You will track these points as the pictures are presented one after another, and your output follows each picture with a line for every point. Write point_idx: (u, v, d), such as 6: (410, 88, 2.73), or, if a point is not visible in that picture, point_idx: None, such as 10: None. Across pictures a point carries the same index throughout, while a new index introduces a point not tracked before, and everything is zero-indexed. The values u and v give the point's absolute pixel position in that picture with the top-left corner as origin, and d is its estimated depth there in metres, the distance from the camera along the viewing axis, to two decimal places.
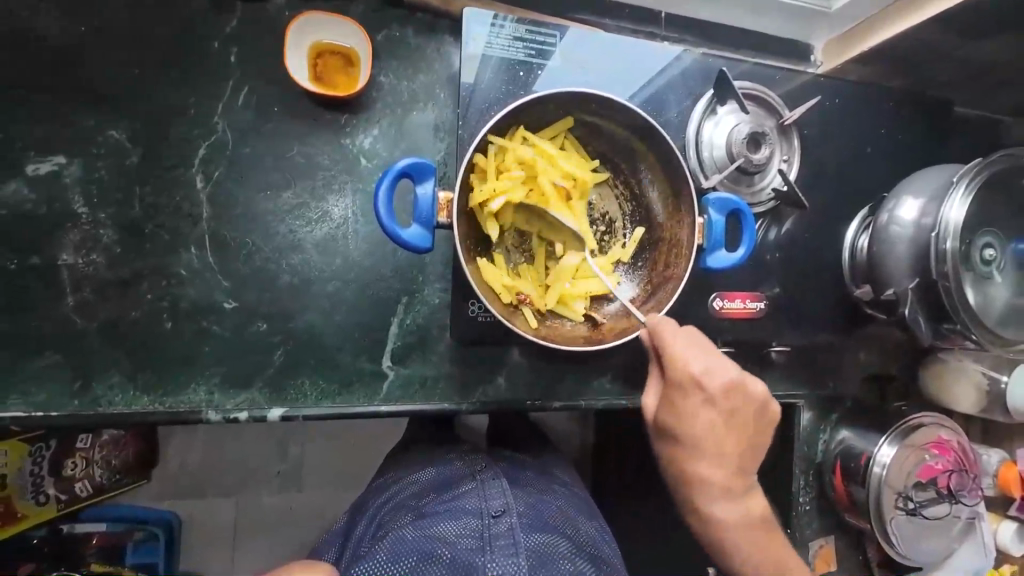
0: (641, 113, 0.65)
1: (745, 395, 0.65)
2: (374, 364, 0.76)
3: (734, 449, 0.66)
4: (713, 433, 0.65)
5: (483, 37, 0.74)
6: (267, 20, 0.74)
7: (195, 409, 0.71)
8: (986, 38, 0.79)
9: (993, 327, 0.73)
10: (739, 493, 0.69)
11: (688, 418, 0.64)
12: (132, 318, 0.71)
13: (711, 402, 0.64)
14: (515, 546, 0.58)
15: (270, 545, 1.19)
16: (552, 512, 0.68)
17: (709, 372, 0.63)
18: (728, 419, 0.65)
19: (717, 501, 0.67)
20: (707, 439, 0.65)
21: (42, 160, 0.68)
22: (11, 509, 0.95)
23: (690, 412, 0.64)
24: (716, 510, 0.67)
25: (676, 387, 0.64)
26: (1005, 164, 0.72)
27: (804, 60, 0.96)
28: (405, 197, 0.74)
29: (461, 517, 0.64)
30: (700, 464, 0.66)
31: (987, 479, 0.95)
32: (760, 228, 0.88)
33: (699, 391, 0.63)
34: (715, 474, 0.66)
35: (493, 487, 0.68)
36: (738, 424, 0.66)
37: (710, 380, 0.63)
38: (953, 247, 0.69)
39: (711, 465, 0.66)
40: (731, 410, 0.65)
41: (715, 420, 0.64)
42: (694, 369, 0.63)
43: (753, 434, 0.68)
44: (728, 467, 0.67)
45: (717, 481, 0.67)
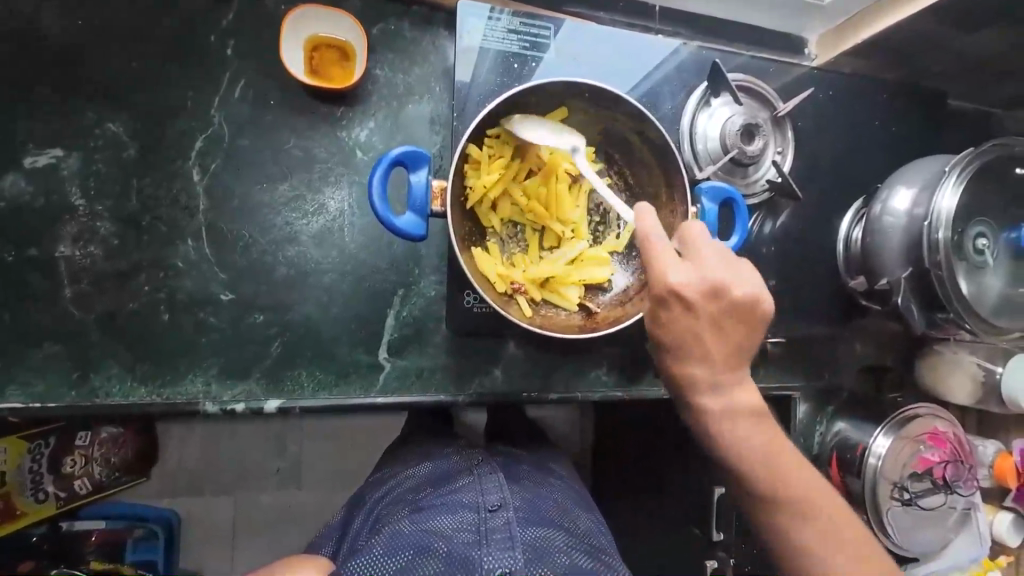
0: (634, 104, 0.65)
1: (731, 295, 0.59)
2: (371, 356, 0.77)
3: (724, 351, 0.61)
4: (697, 335, 0.60)
5: (477, 30, 0.75)
6: (263, 14, 0.75)
7: (192, 401, 0.71)
8: (978, 29, 0.79)
9: (986, 316, 0.73)
10: (735, 396, 0.62)
11: (669, 322, 0.60)
12: (130, 309, 0.71)
13: (697, 311, 0.59)
14: (511, 539, 0.58)
15: (269, 542, 1.20)
16: (549, 506, 0.68)
17: (686, 274, 0.58)
18: (714, 322, 0.59)
19: (710, 402, 0.62)
20: (692, 343, 0.60)
21: (40, 153, 0.69)
22: (10, 507, 0.95)
23: (669, 317, 0.60)
24: (710, 412, 0.62)
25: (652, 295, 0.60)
26: (997, 153, 0.72)
27: (798, 54, 0.97)
28: (399, 181, 0.74)
29: (458, 511, 0.64)
30: (687, 365, 0.61)
31: (983, 470, 0.95)
32: (756, 220, 0.88)
33: (676, 297, 0.59)
34: (704, 374, 0.61)
35: (490, 482, 0.69)
36: (726, 325, 0.60)
37: (688, 283, 0.58)
38: (945, 237, 0.69)
39: (699, 368, 0.61)
40: (716, 313, 0.59)
41: (701, 324, 0.59)
42: (670, 276, 0.58)
43: (749, 334, 0.61)
44: (720, 368, 0.61)
45: (706, 381, 0.61)
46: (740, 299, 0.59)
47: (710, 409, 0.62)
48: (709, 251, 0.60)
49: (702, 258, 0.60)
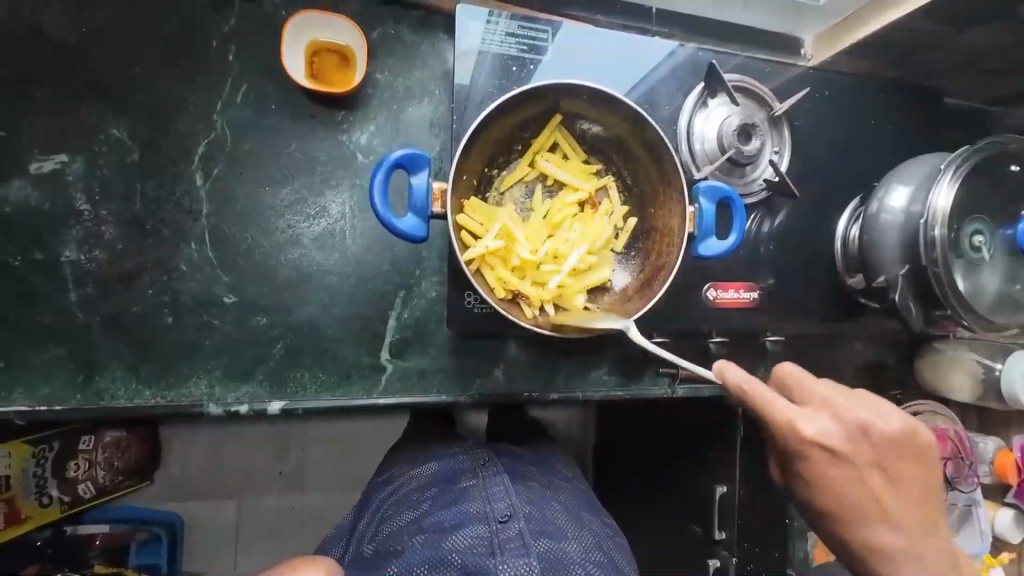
0: (629, 104, 0.66)
1: (881, 436, 0.64)
2: (373, 357, 0.77)
3: (900, 504, 0.64)
4: (865, 490, 0.64)
5: (476, 33, 0.75)
6: (265, 19, 0.75)
7: (196, 403, 0.72)
8: (971, 28, 0.80)
9: (984, 313, 0.74)
10: (931, 556, 0.64)
11: (828, 481, 0.64)
12: (134, 312, 0.72)
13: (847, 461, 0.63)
14: (525, 549, 0.59)
15: (273, 545, 1.20)
16: (557, 510, 0.69)
17: (829, 429, 0.63)
18: (877, 471, 0.64)
19: (913, 573, 0.63)
20: (861, 499, 0.64)
21: (45, 159, 0.70)
22: (13, 511, 0.96)
23: (823, 472, 0.64)
24: (897, 559, 0.64)
25: (805, 457, 0.64)
26: (991, 151, 0.73)
27: (793, 53, 0.97)
28: (398, 186, 0.75)
29: (468, 523, 0.63)
30: (865, 526, 0.65)
31: (985, 468, 0.96)
32: (754, 220, 0.89)
33: (828, 454, 0.63)
34: (892, 536, 0.64)
35: (496, 487, 0.68)
36: (892, 472, 0.64)
37: (832, 436, 0.63)
38: (941, 234, 0.70)
39: (885, 529, 0.64)
40: (873, 461, 0.64)
41: (865, 474, 0.64)
42: (808, 433, 0.63)
43: (909, 482, 0.65)
44: (904, 526, 0.64)
45: (882, 529, 0.64)
46: (895, 438, 0.64)
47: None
48: (827, 390, 0.66)
49: (823, 404, 0.65)
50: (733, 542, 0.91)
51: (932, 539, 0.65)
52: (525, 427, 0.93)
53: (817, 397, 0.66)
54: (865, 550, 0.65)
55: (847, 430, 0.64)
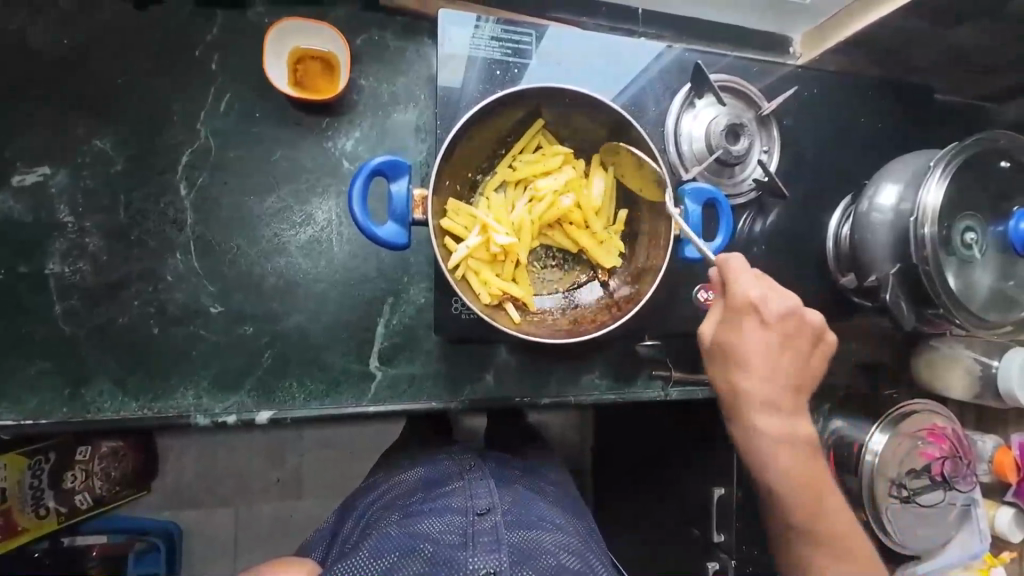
0: (608, 104, 0.66)
1: (802, 321, 0.67)
2: (362, 364, 0.77)
3: (784, 375, 0.67)
4: (769, 355, 0.66)
5: (460, 39, 0.75)
6: (248, 27, 0.75)
7: (183, 413, 0.71)
8: (958, 24, 0.80)
9: (976, 311, 0.73)
10: (790, 420, 0.68)
11: (739, 335, 0.67)
12: (120, 323, 0.71)
13: (766, 328, 0.66)
14: (497, 543, 0.58)
15: (268, 555, 1.19)
16: (539, 511, 0.68)
17: (770, 298, 0.66)
18: (781, 346, 0.67)
19: (767, 424, 0.67)
20: (757, 362, 0.66)
21: (29, 171, 0.70)
22: (10, 523, 0.93)
23: (741, 330, 0.66)
24: (763, 425, 0.67)
25: (731, 310, 0.67)
26: (979, 148, 0.73)
27: (783, 52, 0.97)
28: (381, 193, 0.74)
29: (446, 514, 0.63)
30: (749, 379, 0.67)
31: (983, 466, 0.95)
32: (745, 220, 0.88)
33: (756, 314, 0.66)
34: (763, 392, 0.67)
35: (480, 487, 0.69)
36: (793, 352, 0.68)
37: (767, 305, 0.65)
38: (931, 232, 0.70)
39: (758, 387, 0.67)
40: (781, 335, 0.67)
41: (770, 346, 0.66)
42: (753, 291, 0.65)
43: (802, 367, 0.68)
44: (782, 391, 0.67)
45: (763, 395, 0.67)
46: (809, 327, 0.68)
47: (762, 427, 0.67)
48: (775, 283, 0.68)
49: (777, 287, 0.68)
50: (732, 544, 0.90)
51: (799, 410, 0.68)
52: (519, 432, 0.93)
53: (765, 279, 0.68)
54: (738, 399, 0.68)
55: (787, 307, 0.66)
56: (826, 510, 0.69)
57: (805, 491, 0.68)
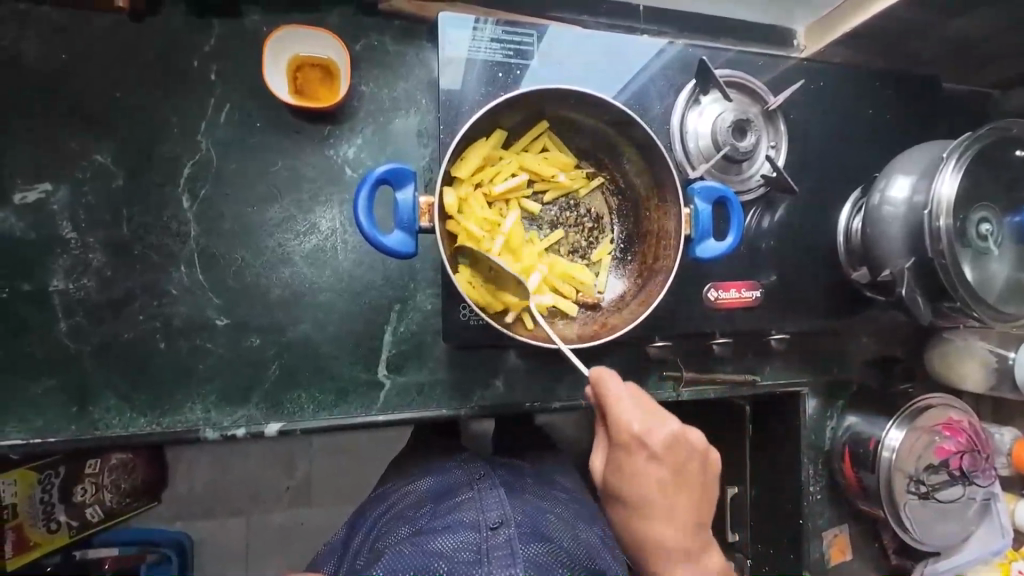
0: (621, 108, 0.64)
1: (688, 447, 0.63)
2: (370, 373, 0.76)
3: (686, 512, 0.64)
4: (661, 493, 0.63)
5: (459, 40, 0.74)
6: (246, 35, 0.75)
7: (192, 428, 0.71)
8: (966, 13, 0.78)
9: (993, 303, 0.72)
10: (697, 553, 0.65)
11: (632, 479, 0.63)
12: (126, 339, 0.71)
13: (658, 461, 0.62)
14: (513, 558, 0.57)
15: (281, 564, 1.19)
16: (552, 521, 0.66)
17: (652, 429, 0.62)
18: (675, 480, 0.63)
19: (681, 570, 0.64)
20: (657, 503, 0.63)
21: (30, 188, 0.69)
22: (22, 537, 0.98)
23: (630, 473, 0.63)
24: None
25: (620, 453, 0.63)
26: (993, 138, 0.71)
27: (785, 45, 0.95)
28: (386, 200, 0.74)
29: (459, 530, 0.62)
30: (651, 525, 0.64)
31: (1001, 459, 0.94)
32: (753, 217, 0.87)
33: (644, 449, 0.62)
34: (668, 538, 0.63)
35: (491, 497, 0.67)
36: (686, 483, 0.64)
37: (652, 436, 0.62)
38: (947, 224, 0.68)
39: (668, 535, 0.64)
40: (674, 469, 0.63)
41: (664, 485, 0.63)
42: (632, 425, 0.62)
43: (697, 494, 0.65)
44: (685, 530, 0.64)
45: (667, 540, 0.63)
46: (695, 453, 0.64)
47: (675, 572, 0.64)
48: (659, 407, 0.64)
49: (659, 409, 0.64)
50: None
51: (702, 538, 0.66)
52: (530, 436, 0.92)
53: (646, 405, 0.64)
54: (646, 548, 0.65)
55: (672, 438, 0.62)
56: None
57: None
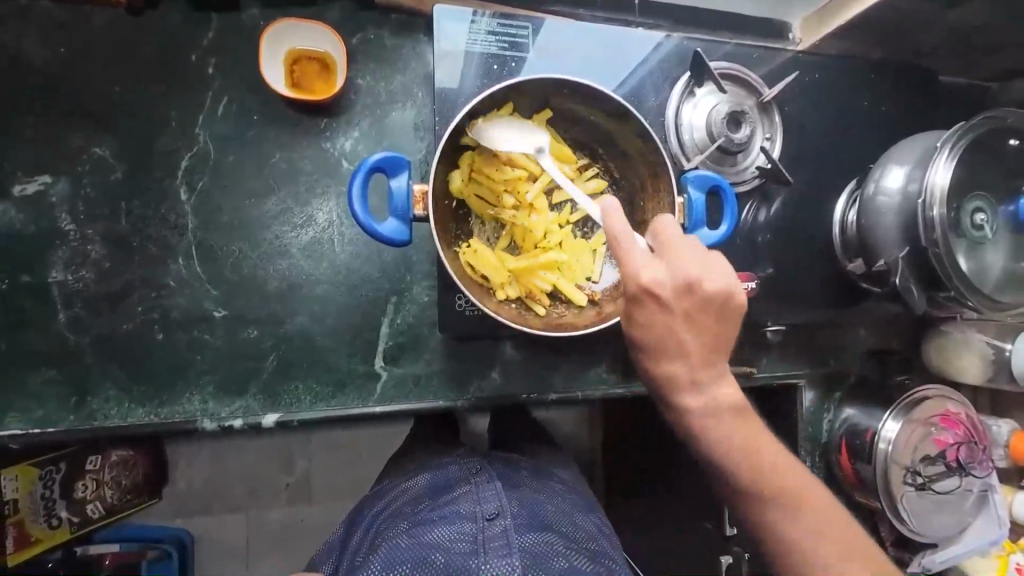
0: (619, 101, 0.63)
1: (702, 292, 0.58)
2: (367, 365, 0.77)
3: (701, 350, 0.60)
4: (674, 335, 0.59)
5: (456, 34, 0.74)
6: (243, 30, 0.75)
7: (189, 419, 0.71)
8: (962, 4, 0.78)
9: (988, 293, 0.72)
10: (711, 389, 0.61)
11: (643, 321, 0.60)
12: (125, 330, 0.71)
13: (669, 307, 0.58)
14: (509, 547, 0.57)
15: (280, 559, 1.19)
16: (547, 513, 0.67)
17: (659, 276, 0.58)
18: (689, 321, 0.59)
19: (692, 402, 0.61)
20: (670, 341, 0.59)
21: (29, 180, 0.70)
22: (22, 534, 0.93)
23: (641, 315, 0.60)
24: (692, 412, 0.61)
25: (627, 301, 0.60)
26: (986, 128, 0.71)
27: (782, 38, 0.95)
28: (380, 187, 0.74)
29: (456, 521, 0.62)
30: (665, 366, 0.61)
31: (999, 451, 0.94)
32: (750, 210, 0.87)
33: (652, 296, 0.58)
34: (681, 374, 0.61)
35: (488, 491, 0.67)
36: (702, 325, 0.59)
37: (661, 281, 0.58)
38: (940, 214, 0.68)
39: (681, 372, 0.60)
40: (689, 312, 0.59)
41: (676, 325, 0.59)
42: (638, 273, 0.58)
43: (720, 336, 0.60)
44: (701, 365, 0.60)
45: (684, 379, 0.61)
46: (713, 297, 0.58)
47: (692, 406, 0.61)
48: (687, 245, 0.60)
49: (671, 255, 0.59)
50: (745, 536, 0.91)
51: (719, 372, 0.61)
52: (527, 430, 0.93)
53: (664, 250, 0.60)
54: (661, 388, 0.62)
55: (681, 281, 0.58)
56: (777, 469, 0.60)
57: (745, 455, 0.60)
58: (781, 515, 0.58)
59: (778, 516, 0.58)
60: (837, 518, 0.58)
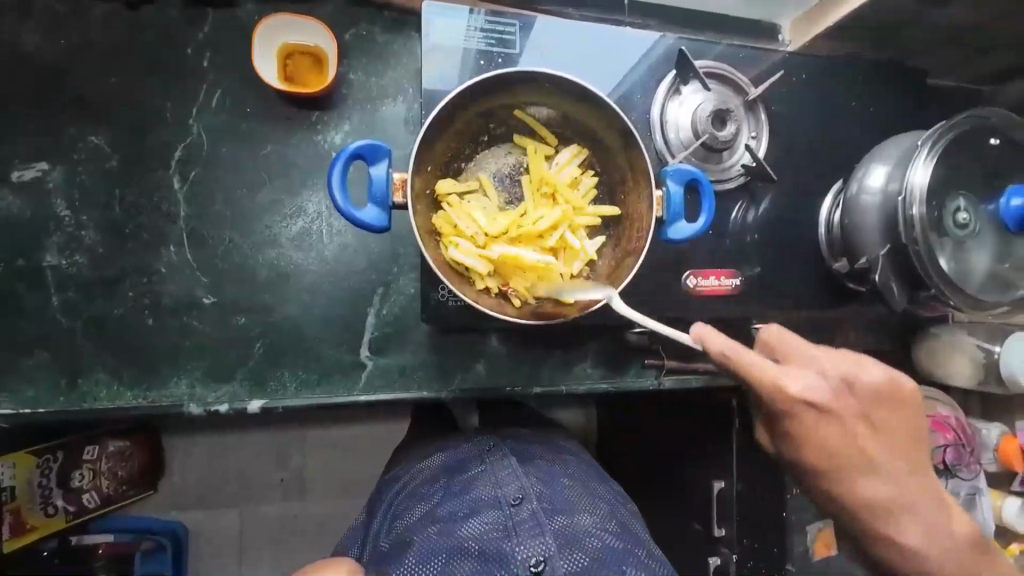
0: (609, 103, 0.65)
1: (866, 387, 0.60)
2: (353, 355, 0.78)
3: (889, 453, 0.60)
4: (856, 443, 0.59)
5: (445, 29, 0.76)
6: (239, 25, 0.77)
7: (177, 403, 0.72)
8: (949, 5, 0.79)
9: (971, 292, 0.72)
10: (909, 491, 0.61)
11: (808, 435, 0.59)
12: (115, 315, 0.73)
13: (842, 419, 0.58)
14: (540, 527, 0.56)
15: (273, 551, 1.20)
16: (566, 486, 0.66)
17: (814, 386, 0.58)
18: (866, 423, 0.60)
19: (898, 509, 0.60)
20: (855, 455, 0.59)
21: (27, 167, 0.72)
22: (19, 522, 0.93)
23: (803, 428, 0.59)
24: (897, 519, 0.60)
25: (807, 424, 0.58)
26: (966, 127, 0.71)
27: (772, 39, 0.97)
28: (359, 177, 0.77)
29: (480, 505, 0.61)
30: (861, 483, 0.60)
31: (988, 455, 0.93)
32: (739, 210, 0.87)
33: (817, 413, 0.58)
34: (877, 484, 0.60)
35: (505, 471, 0.66)
36: (878, 424, 0.60)
37: (817, 391, 0.57)
38: (920, 212, 0.68)
39: (881, 488, 0.60)
40: (862, 411, 0.60)
41: (859, 432, 0.59)
42: (799, 391, 0.57)
43: (896, 429, 0.61)
44: (897, 474, 0.60)
45: (884, 490, 0.60)
46: (878, 389, 0.60)
47: (896, 516, 0.60)
48: (809, 345, 0.62)
49: (806, 356, 0.61)
50: (732, 538, 0.89)
51: (911, 469, 0.61)
52: None
53: (785, 350, 0.62)
54: (859, 508, 0.61)
55: (834, 384, 0.59)
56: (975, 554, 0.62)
57: (945, 553, 0.60)
58: None
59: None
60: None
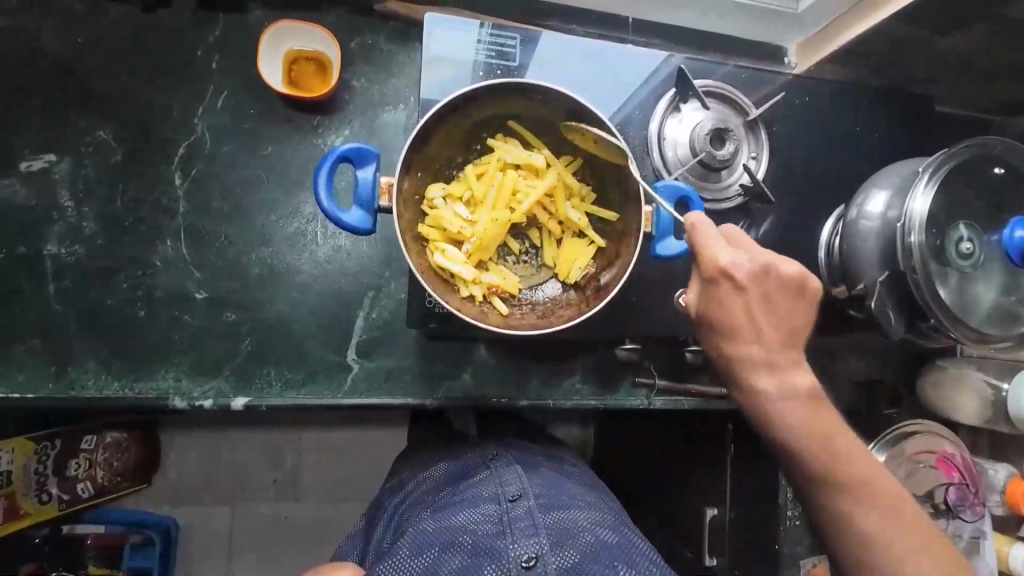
0: (601, 118, 0.64)
1: (784, 275, 0.59)
2: (340, 357, 0.78)
3: (782, 333, 0.59)
4: (750, 317, 0.58)
5: (446, 40, 0.77)
6: (248, 30, 0.80)
7: (162, 396, 0.73)
8: (957, 32, 0.77)
9: (974, 325, 0.70)
10: (791, 377, 0.60)
11: (715, 301, 0.59)
12: (109, 305, 0.74)
13: (744, 291, 0.58)
14: (535, 526, 0.54)
15: (259, 553, 1.20)
16: (570, 492, 0.64)
17: (735, 259, 0.58)
18: (768, 304, 0.59)
19: (769, 386, 0.59)
20: (747, 328, 0.59)
21: (36, 158, 0.74)
22: (13, 507, 0.94)
23: (715, 295, 0.59)
24: (770, 396, 0.59)
25: (702, 277, 0.60)
26: (969, 156, 0.70)
27: (777, 62, 0.96)
28: (348, 180, 0.78)
29: (478, 504, 0.59)
30: (742, 347, 0.59)
31: (995, 497, 0.89)
32: (739, 230, 0.86)
33: (725, 278, 0.58)
34: (761, 355, 0.59)
35: (508, 475, 0.65)
36: (780, 310, 0.59)
37: (737, 268, 0.57)
38: (919, 240, 0.67)
39: (760, 358, 0.59)
40: (771, 293, 0.59)
41: (756, 309, 0.58)
42: (714, 255, 0.58)
43: (799, 322, 0.60)
44: (783, 356, 0.60)
45: (763, 362, 0.59)
46: (794, 280, 0.59)
47: (766, 389, 0.59)
48: (746, 240, 0.61)
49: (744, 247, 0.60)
50: (724, 569, 0.87)
51: (798, 360, 0.60)
52: None
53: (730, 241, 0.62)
54: (733, 367, 0.61)
55: (755, 265, 0.58)
56: (847, 458, 0.59)
57: (810, 438, 0.59)
58: (858, 515, 0.58)
59: (843, 500, 0.59)
60: (896, 505, 0.59)
